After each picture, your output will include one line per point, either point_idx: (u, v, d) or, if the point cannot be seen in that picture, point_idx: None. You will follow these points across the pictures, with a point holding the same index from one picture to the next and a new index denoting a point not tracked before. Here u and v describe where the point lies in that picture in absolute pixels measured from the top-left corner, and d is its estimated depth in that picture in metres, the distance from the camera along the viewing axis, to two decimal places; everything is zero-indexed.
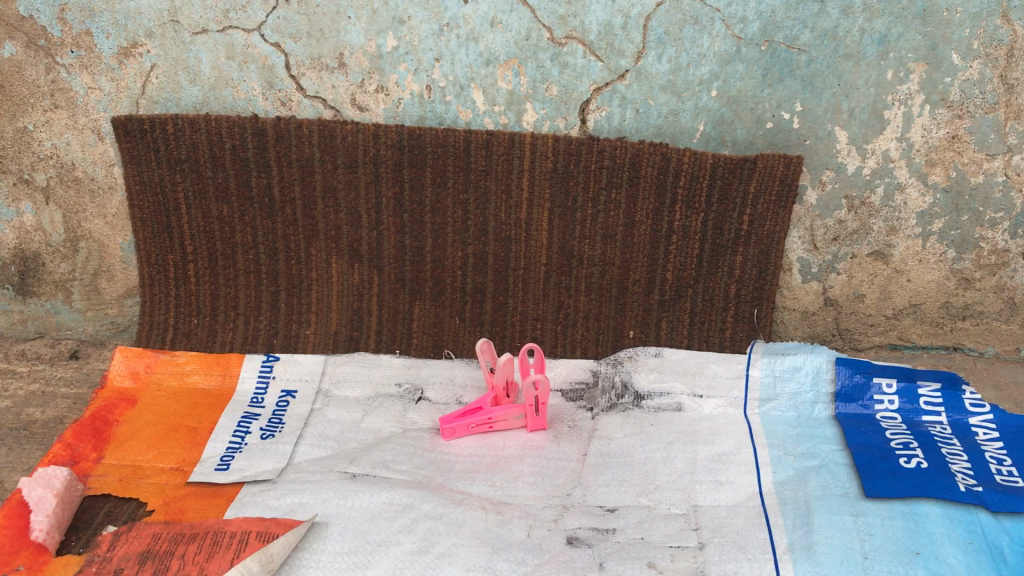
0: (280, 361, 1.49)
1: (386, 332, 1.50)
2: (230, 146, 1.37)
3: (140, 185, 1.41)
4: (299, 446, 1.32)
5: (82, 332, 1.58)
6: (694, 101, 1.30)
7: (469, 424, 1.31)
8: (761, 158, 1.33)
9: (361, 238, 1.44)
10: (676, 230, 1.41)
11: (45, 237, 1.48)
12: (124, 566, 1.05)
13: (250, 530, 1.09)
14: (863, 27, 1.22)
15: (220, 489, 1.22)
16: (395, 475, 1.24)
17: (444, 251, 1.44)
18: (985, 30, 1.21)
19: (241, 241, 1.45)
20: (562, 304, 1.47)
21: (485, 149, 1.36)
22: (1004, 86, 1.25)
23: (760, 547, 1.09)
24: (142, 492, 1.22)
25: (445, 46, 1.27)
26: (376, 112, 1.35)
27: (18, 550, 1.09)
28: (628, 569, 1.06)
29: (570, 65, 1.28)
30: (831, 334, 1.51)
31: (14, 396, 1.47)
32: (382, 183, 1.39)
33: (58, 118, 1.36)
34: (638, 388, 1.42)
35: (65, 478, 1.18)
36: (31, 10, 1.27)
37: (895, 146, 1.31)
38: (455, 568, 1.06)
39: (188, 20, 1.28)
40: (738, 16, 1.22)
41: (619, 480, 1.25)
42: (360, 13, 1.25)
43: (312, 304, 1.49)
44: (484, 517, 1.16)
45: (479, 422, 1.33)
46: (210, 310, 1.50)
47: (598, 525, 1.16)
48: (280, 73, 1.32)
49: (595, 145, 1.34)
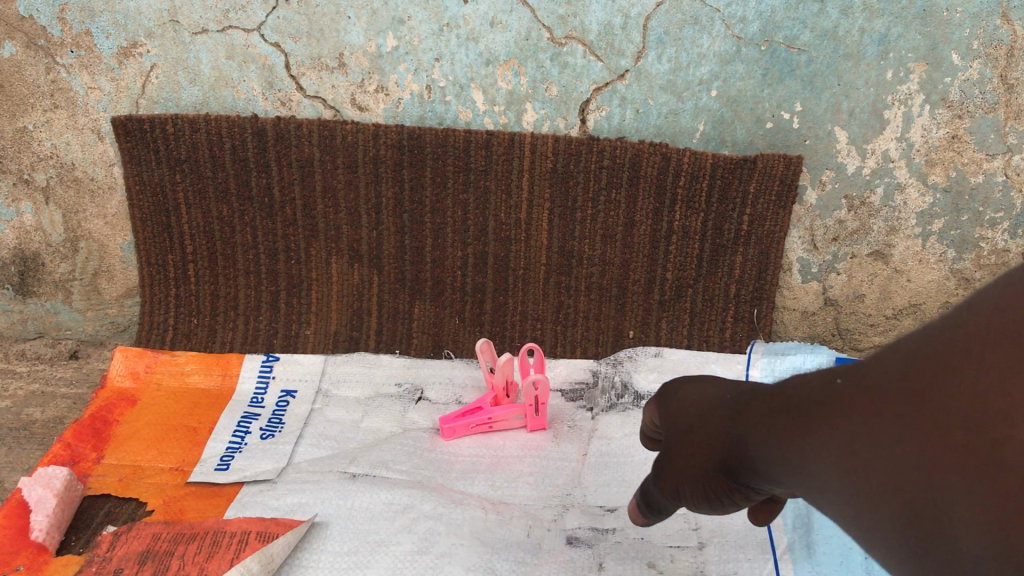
0: (280, 361, 1.48)
1: (386, 332, 1.50)
2: (230, 146, 1.37)
3: (140, 185, 1.41)
4: (299, 445, 1.32)
5: (82, 332, 1.58)
6: (694, 100, 1.30)
7: (469, 424, 1.31)
8: (761, 158, 1.33)
9: (361, 238, 1.44)
10: (676, 230, 1.41)
11: (45, 236, 1.47)
12: (124, 566, 1.05)
13: (250, 529, 1.09)
14: (863, 27, 1.21)
15: (220, 489, 1.23)
16: (395, 475, 1.25)
17: (444, 251, 1.44)
18: (985, 29, 1.21)
19: (241, 241, 1.45)
20: (562, 304, 1.47)
21: (485, 149, 1.36)
22: (1004, 86, 1.25)
23: (760, 547, 1.09)
24: (142, 492, 1.23)
25: (445, 46, 1.27)
26: (376, 112, 1.35)
27: (18, 550, 1.09)
28: (628, 570, 1.08)
29: (570, 65, 1.28)
30: (831, 334, 1.50)
31: (14, 395, 1.47)
32: (382, 183, 1.40)
33: (58, 118, 1.36)
34: (638, 388, 1.42)
35: (65, 478, 1.19)
36: (32, 10, 1.27)
37: (894, 146, 1.31)
38: (455, 568, 1.06)
39: (188, 20, 1.27)
40: (737, 16, 1.22)
41: (619, 480, 1.25)
42: (360, 13, 1.25)
43: (312, 304, 1.49)
44: (484, 517, 1.17)
45: (479, 422, 1.33)
46: (210, 309, 1.50)
47: (598, 525, 1.16)
48: (280, 73, 1.32)
49: (595, 145, 1.35)
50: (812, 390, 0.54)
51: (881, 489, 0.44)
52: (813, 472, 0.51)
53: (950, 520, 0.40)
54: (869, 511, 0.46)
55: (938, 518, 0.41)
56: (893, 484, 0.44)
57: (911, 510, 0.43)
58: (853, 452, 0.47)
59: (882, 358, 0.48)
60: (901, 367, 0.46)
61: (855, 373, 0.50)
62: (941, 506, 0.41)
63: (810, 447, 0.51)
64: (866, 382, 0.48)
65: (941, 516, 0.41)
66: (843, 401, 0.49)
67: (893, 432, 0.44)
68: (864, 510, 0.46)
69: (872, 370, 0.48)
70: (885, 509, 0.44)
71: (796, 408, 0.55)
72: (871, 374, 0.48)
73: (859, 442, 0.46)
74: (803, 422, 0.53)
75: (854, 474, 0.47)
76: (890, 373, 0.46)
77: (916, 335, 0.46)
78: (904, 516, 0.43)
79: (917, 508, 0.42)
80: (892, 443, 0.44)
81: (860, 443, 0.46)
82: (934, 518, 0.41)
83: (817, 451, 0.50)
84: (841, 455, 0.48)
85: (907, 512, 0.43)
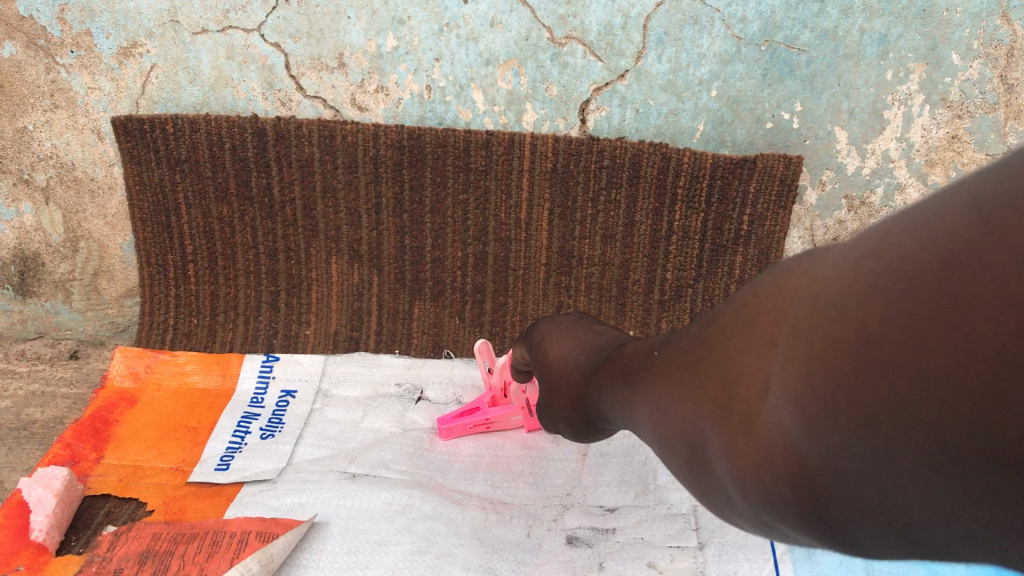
0: (280, 361, 1.48)
1: (386, 332, 1.49)
2: (230, 146, 1.37)
3: (140, 185, 1.41)
4: (299, 446, 1.33)
5: (82, 332, 1.58)
6: (694, 101, 1.30)
7: (466, 424, 1.32)
8: (761, 158, 1.33)
9: (361, 237, 1.44)
10: (676, 230, 1.41)
11: (45, 236, 1.47)
12: (124, 566, 1.05)
13: (250, 529, 1.09)
14: (863, 27, 1.21)
15: (220, 489, 1.24)
16: (395, 475, 1.25)
17: (444, 251, 1.44)
18: (985, 29, 1.20)
19: (241, 241, 1.45)
20: (562, 304, 1.46)
21: (485, 149, 1.36)
22: (1004, 86, 1.24)
23: (760, 547, 1.08)
24: (142, 492, 1.24)
25: (445, 46, 1.27)
26: (376, 112, 1.35)
27: (18, 550, 1.09)
28: (628, 569, 1.08)
29: (570, 65, 1.28)
30: None
31: (15, 396, 1.48)
32: (382, 183, 1.40)
33: (58, 118, 1.36)
34: None
35: (65, 478, 1.20)
36: (31, 10, 1.27)
37: (895, 146, 1.31)
38: (455, 568, 1.06)
39: (188, 20, 1.27)
40: (737, 16, 1.22)
41: (619, 480, 1.25)
42: (360, 13, 1.25)
43: (312, 304, 1.49)
44: (484, 517, 1.18)
45: (476, 423, 1.33)
46: (210, 310, 1.50)
47: (598, 525, 1.17)
48: (280, 73, 1.32)
49: (595, 145, 1.35)
50: (679, 383, 0.57)
51: (761, 471, 0.48)
52: (700, 462, 0.55)
53: (834, 491, 0.45)
54: (754, 490, 0.49)
55: (826, 486, 0.45)
56: (773, 464, 0.47)
57: (793, 486, 0.47)
58: (729, 439, 0.50)
59: (729, 350, 0.52)
60: (753, 356, 0.49)
61: (712, 366, 0.53)
62: (827, 476, 0.45)
63: (692, 437, 0.55)
64: (723, 371, 0.52)
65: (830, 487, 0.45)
66: (710, 394, 0.53)
67: (764, 418, 0.48)
68: (748, 492, 0.50)
69: (725, 362, 0.52)
70: (766, 486, 0.48)
71: (670, 402, 0.58)
72: (726, 365, 0.52)
73: (734, 430, 0.50)
74: (679, 414, 0.56)
75: (733, 459, 0.50)
76: (744, 362, 0.50)
77: (753, 324, 0.50)
78: (787, 489, 0.47)
79: (802, 481, 0.46)
80: (758, 425, 0.48)
81: (737, 432, 0.50)
82: (823, 488, 0.45)
83: (699, 440, 0.54)
84: (719, 443, 0.51)
85: (792, 486, 0.47)
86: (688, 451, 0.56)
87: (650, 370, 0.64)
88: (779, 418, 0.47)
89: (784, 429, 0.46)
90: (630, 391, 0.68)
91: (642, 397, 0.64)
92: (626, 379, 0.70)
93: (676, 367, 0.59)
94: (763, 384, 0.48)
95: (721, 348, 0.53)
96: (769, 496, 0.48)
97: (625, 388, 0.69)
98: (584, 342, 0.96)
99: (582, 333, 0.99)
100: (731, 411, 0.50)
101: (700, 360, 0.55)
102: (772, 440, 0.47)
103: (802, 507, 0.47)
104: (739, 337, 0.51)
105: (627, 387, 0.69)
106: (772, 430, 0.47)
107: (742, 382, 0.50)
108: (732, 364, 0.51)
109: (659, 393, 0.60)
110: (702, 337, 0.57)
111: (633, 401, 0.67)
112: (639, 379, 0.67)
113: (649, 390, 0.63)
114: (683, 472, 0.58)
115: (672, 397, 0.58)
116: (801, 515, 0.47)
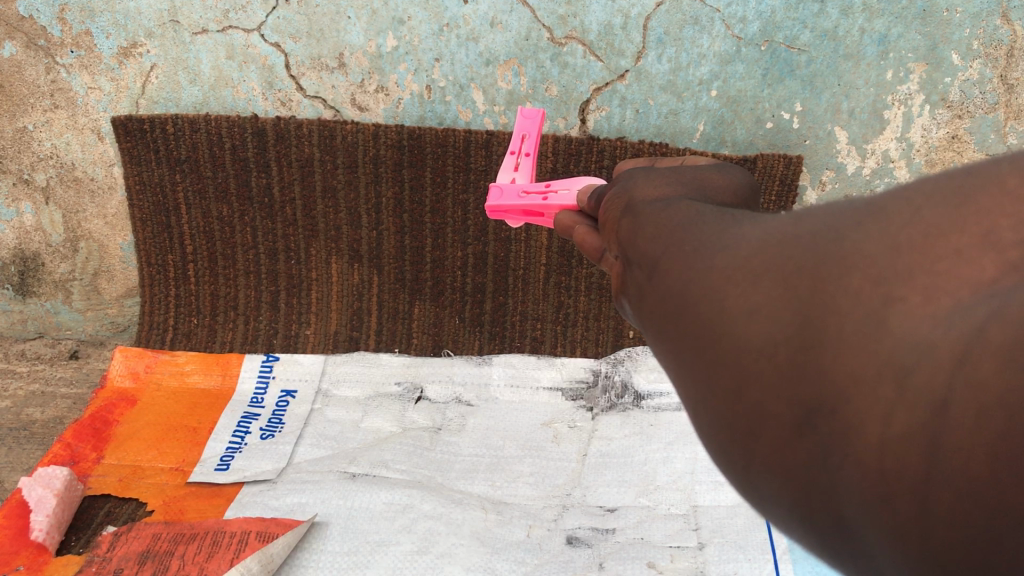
0: (280, 361, 1.48)
1: (386, 332, 1.48)
2: (230, 146, 1.37)
3: (139, 185, 1.41)
4: (299, 446, 1.34)
5: (82, 332, 1.58)
6: (694, 100, 1.30)
7: (523, 195, 1.00)
8: (761, 159, 1.32)
9: (360, 237, 1.43)
10: None
11: (45, 237, 1.47)
12: (124, 566, 1.05)
13: (250, 529, 1.09)
14: (863, 27, 1.21)
15: (220, 489, 1.25)
16: (395, 475, 1.25)
17: (443, 251, 1.43)
18: (985, 30, 1.21)
19: (240, 241, 1.45)
20: (562, 304, 1.45)
21: (485, 149, 1.35)
22: (1004, 86, 1.25)
23: (760, 547, 1.09)
24: (142, 492, 1.25)
25: (445, 46, 1.27)
26: (376, 112, 1.35)
27: (18, 550, 1.10)
28: (628, 568, 1.08)
29: (570, 64, 1.28)
30: None
31: (15, 396, 1.50)
32: (382, 184, 1.39)
33: (58, 118, 1.36)
34: (638, 388, 1.41)
35: (65, 478, 1.20)
36: (32, 10, 1.27)
37: (895, 146, 1.31)
38: (455, 568, 1.07)
39: (188, 20, 1.28)
40: (738, 16, 1.22)
41: (620, 480, 1.26)
42: (360, 13, 1.25)
43: (312, 304, 1.48)
44: (484, 517, 1.18)
45: (531, 193, 0.99)
46: (209, 310, 1.49)
47: (598, 525, 1.18)
48: (280, 73, 1.32)
49: (595, 145, 1.34)
50: (783, 246, 0.41)
51: (791, 409, 0.36)
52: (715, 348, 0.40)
53: (865, 485, 0.33)
54: (745, 428, 0.38)
55: (845, 484, 0.34)
56: (811, 404, 0.35)
57: (794, 442, 0.36)
58: (792, 360, 0.36)
59: (908, 234, 0.37)
60: (943, 268, 0.35)
61: (842, 252, 0.38)
62: (863, 482, 0.34)
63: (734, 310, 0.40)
64: (877, 262, 0.36)
65: (837, 485, 0.35)
66: (811, 283, 0.38)
67: (904, 360, 0.33)
68: (740, 430, 0.39)
69: (884, 251, 0.36)
70: (788, 427, 0.36)
71: (744, 256, 0.42)
72: (886, 254, 0.36)
73: (811, 347, 0.36)
74: (746, 276, 0.41)
75: (771, 379, 0.37)
76: (928, 265, 0.35)
77: (967, 213, 0.37)
78: (786, 443, 0.36)
79: (824, 448, 0.35)
80: (884, 376, 0.33)
81: (812, 349, 0.36)
82: (833, 475, 0.35)
83: (739, 327, 0.39)
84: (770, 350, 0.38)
85: (797, 446, 0.36)
86: (697, 326, 0.41)
87: (746, 220, 0.48)
88: (922, 373, 0.32)
89: (890, 396, 0.33)
90: (681, 226, 0.51)
91: (704, 233, 0.48)
92: (698, 214, 0.52)
93: (788, 228, 0.43)
94: (932, 307, 0.33)
95: (889, 226, 0.38)
96: (757, 441, 0.38)
97: (674, 224, 0.52)
98: (704, 189, 0.61)
99: (723, 197, 0.60)
100: (820, 322, 0.36)
101: (841, 231, 0.39)
102: (864, 401, 0.34)
103: (784, 467, 0.37)
104: (935, 221, 0.37)
105: (677, 225, 0.52)
106: (880, 384, 0.33)
107: (914, 288, 0.34)
108: (895, 251, 0.36)
109: (741, 240, 0.44)
110: (857, 205, 0.41)
111: (680, 241, 0.49)
112: (716, 221, 0.49)
113: (721, 233, 0.47)
114: (668, 354, 0.45)
115: (756, 250, 0.42)
116: (779, 477, 0.37)
